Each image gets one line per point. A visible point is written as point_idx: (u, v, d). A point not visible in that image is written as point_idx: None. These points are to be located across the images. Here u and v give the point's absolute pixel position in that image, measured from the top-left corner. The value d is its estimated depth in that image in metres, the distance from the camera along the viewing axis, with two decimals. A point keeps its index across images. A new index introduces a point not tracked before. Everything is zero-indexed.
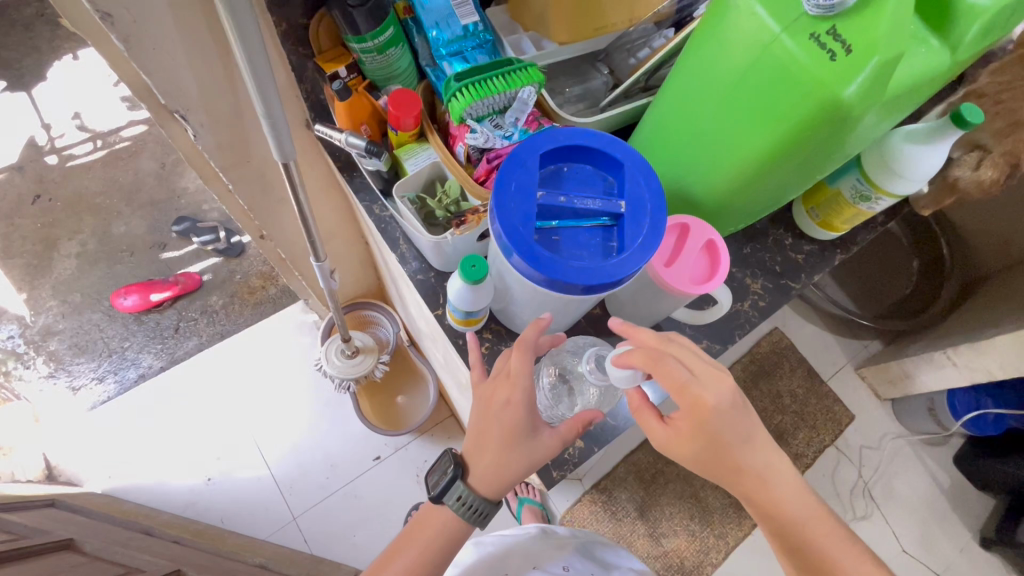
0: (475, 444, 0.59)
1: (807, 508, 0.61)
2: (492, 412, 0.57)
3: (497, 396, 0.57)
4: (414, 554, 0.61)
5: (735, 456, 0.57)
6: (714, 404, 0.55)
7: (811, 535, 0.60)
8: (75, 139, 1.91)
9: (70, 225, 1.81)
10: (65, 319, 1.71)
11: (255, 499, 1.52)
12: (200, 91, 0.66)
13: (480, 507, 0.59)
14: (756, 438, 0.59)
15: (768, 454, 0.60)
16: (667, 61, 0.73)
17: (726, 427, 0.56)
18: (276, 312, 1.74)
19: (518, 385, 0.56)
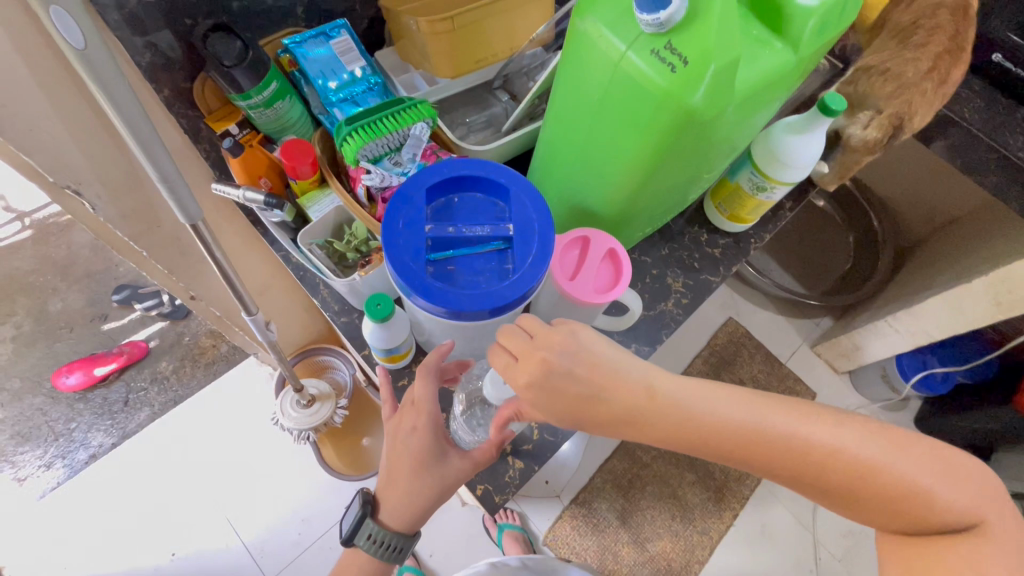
0: (389, 478, 0.62)
1: (723, 407, 0.50)
2: (401, 441, 0.60)
3: (404, 424, 0.61)
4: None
5: (600, 408, 0.51)
6: (531, 379, 0.52)
7: (750, 438, 0.49)
8: (2, 220, 1.85)
9: (3, 309, 1.74)
10: (5, 407, 1.63)
11: (225, 568, 1.46)
12: (91, 164, 0.66)
13: (392, 545, 0.62)
14: (614, 376, 0.52)
15: (643, 387, 0.51)
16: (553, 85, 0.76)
17: (565, 382, 0.51)
18: (230, 369, 1.70)
19: (421, 411, 0.59)
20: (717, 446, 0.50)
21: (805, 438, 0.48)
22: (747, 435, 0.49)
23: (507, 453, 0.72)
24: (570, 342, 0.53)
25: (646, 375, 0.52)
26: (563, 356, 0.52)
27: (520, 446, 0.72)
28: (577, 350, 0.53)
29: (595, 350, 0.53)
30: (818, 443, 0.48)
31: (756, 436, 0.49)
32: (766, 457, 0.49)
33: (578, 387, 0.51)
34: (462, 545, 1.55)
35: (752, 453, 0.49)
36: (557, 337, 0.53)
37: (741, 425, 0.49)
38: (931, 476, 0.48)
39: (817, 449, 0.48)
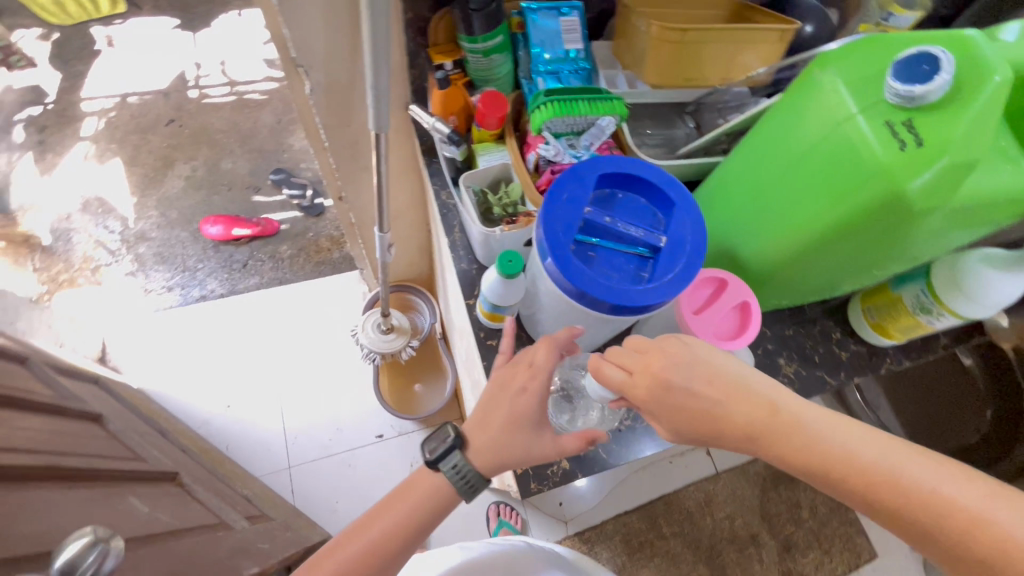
0: (476, 423, 0.64)
1: (845, 440, 0.48)
2: (504, 395, 0.63)
3: (516, 381, 0.63)
4: (405, 516, 0.63)
5: (718, 421, 0.51)
6: (647, 388, 0.54)
7: (865, 473, 0.47)
8: (217, 81, 2.16)
9: (189, 151, 2.02)
10: (159, 230, 1.89)
11: (261, 438, 1.61)
12: (326, 56, 0.75)
13: (471, 478, 0.62)
14: (737, 389, 0.51)
15: (765, 404, 0.51)
16: (746, 130, 0.75)
17: (683, 395, 0.52)
18: (334, 274, 1.86)
19: (536, 375, 0.62)
20: (828, 475, 0.48)
21: (921, 480, 0.46)
22: (861, 472, 0.47)
23: None
24: (682, 354, 0.54)
25: (768, 393, 0.51)
26: (682, 360, 0.53)
27: None
28: (692, 357, 0.53)
29: (711, 360, 0.54)
30: (954, 500, 0.44)
31: (872, 474, 0.47)
32: (882, 500, 0.46)
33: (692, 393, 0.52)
34: (459, 521, 1.57)
35: (867, 490, 0.46)
36: (670, 346, 0.54)
37: (859, 458, 0.47)
38: None
39: (945, 503, 0.44)
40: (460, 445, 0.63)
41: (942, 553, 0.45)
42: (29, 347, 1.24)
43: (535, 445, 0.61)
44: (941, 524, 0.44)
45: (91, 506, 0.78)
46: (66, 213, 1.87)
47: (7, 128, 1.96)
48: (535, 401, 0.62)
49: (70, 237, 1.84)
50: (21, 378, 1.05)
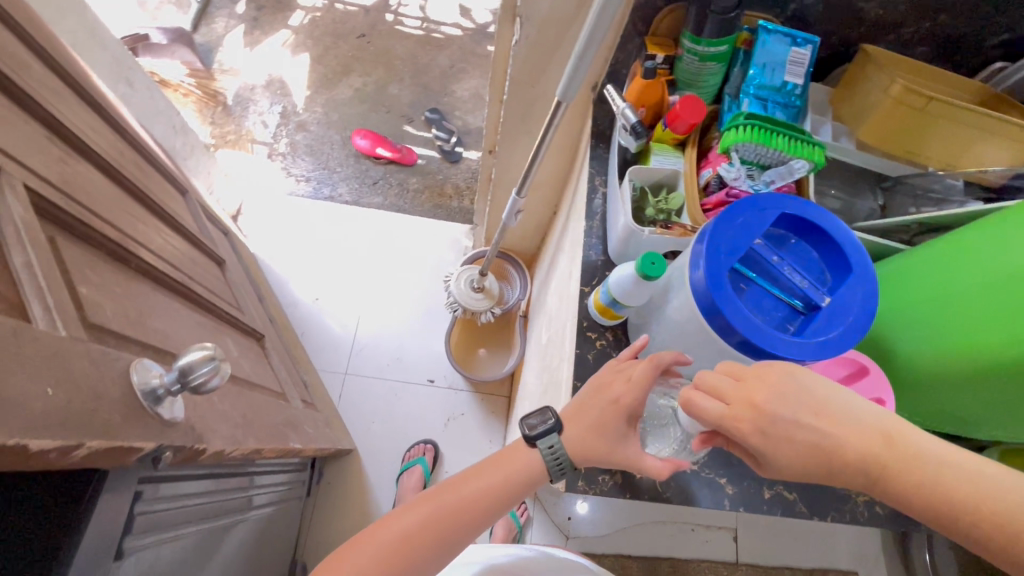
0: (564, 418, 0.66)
1: (967, 479, 0.46)
2: (599, 396, 0.64)
3: (610, 387, 0.64)
4: (492, 481, 0.66)
5: (833, 452, 0.49)
6: (748, 420, 0.50)
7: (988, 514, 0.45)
8: (413, 13, 2.30)
9: (367, 66, 2.17)
10: (317, 125, 2.05)
11: (331, 338, 1.72)
12: (547, 13, 0.77)
13: (562, 461, 0.65)
14: (846, 419, 0.49)
15: (878, 435, 0.49)
16: (940, 229, 0.69)
17: (792, 427, 0.49)
18: (447, 221, 1.94)
19: (632, 387, 0.63)
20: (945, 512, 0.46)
21: None
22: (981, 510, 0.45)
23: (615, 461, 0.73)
24: (789, 384, 0.50)
25: (880, 421, 0.49)
26: (792, 381, 0.50)
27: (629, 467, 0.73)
28: (799, 386, 0.50)
29: (819, 387, 0.51)
30: None
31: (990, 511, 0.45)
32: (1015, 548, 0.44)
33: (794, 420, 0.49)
34: None
35: (1001, 539, 0.45)
36: (778, 371, 0.51)
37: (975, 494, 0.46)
38: None
39: None
40: (555, 428, 0.65)
41: None
42: (191, 184, 1.40)
43: (614, 449, 0.63)
44: None
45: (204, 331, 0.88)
46: (252, 85, 2.08)
47: None
48: (621, 414, 0.63)
49: (248, 107, 2.05)
50: (180, 206, 1.19)
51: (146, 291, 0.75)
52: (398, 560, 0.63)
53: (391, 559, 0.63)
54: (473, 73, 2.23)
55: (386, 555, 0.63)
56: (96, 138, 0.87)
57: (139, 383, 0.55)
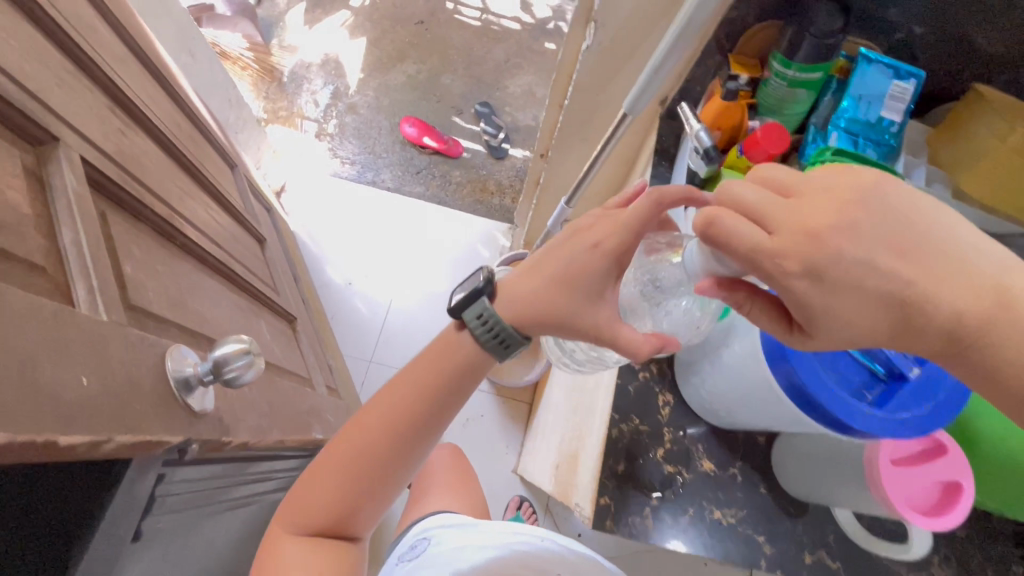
0: (518, 275, 0.67)
1: None
2: (568, 250, 0.62)
3: (581, 241, 0.62)
4: (417, 386, 0.68)
5: (910, 298, 0.41)
6: (798, 252, 0.42)
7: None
8: (473, 4, 2.27)
9: (422, 54, 2.15)
10: (367, 109, 2.05)
11: (360, 324, 1.72)
12: (626, 20, 0.73)
13: (503, 331, 0.65)
14: (954, 261, 0.41)
15: (988, 289, 0.40)
16: None
17: (862, 267, 0.41)
18: (486, 219, 1.91)
19: (604, 252, 0.60)
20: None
21: None
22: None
23: (648, 506, 0.71)
24: (869, 205, 0.41)
25: (995, 267, 0.41)
26: (875, 201, 0.41)
27: (662, 512, 0.71)
28: (884, 204, 0.41)
29: (903, 201, 0.42)
30: None
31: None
32: None
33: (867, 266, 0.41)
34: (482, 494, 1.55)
35: None
36: (862, 189, 0.42)
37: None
38: None
39: None
40: (487, 295, 0.66)
41: None
42: (239, 156, 1.40)
43: None
44: None
45: (240, 312, 0.87)
46: (308, 64, 2.09)
47: None
48: None
49: (301, 85, 2.06)
50: (226, 179, 1.19)
51: (185, 267, 0.73)
52: (357, 468, 0.68)
53: (352, 468, 0.68)
54: (527, 69, 2.18)
55: (345, 483, 0.68)
56: (153, 108, 0.87)
57: (174, 370, 0.54)
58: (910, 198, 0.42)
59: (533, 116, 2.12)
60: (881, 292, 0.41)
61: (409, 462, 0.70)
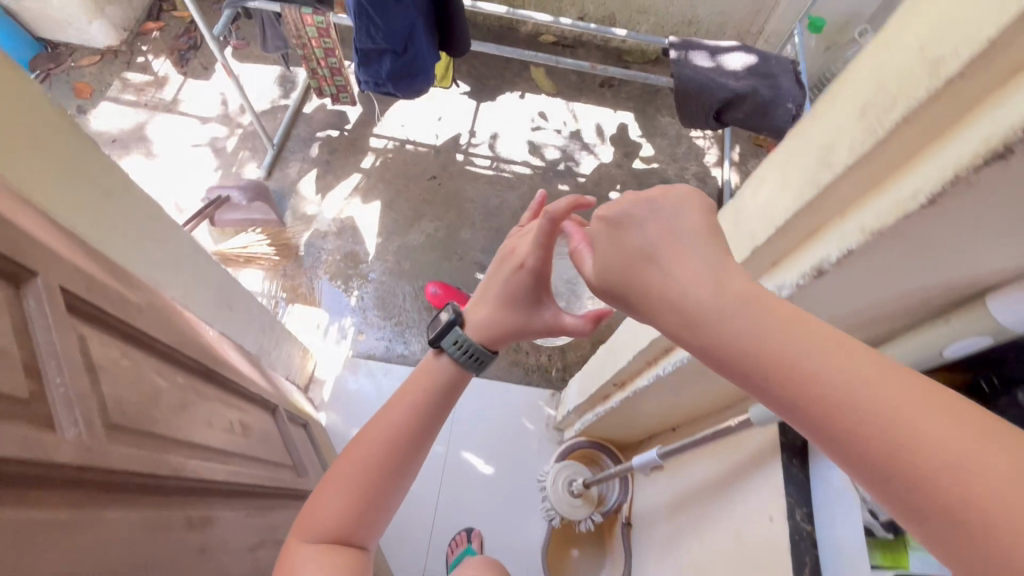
0: (478, 305, 0.80)
1: (846, 353, 0.36)
2: (502, 269, 0.78)
3: (511, 256, 0.78)
4: (410, 405, 0.73)
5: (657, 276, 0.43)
6: (603, 231, 0.47)
7: (912, 426, 0.32)
8: (482, 153, 2.30)
9: (438, 210, 2.14)
10: (388, 275, 2.00)
11: (408, 528, 1.60)
12: None
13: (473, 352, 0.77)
14: (686, 244, 0.43)
15: (738, 287, 0.41)
16: None
17: (634, 234, 0.45)
18: (525, 385, 1.83)
19: (525, 261, 0.74)
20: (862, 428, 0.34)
21: (898, 409, 0.32)
22: (899, 429, 0.32)
23: None
24: (659, 200, 0.45)
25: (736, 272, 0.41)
26: (663, 201, 0.45)
27: None
28: (653, 200, 0.45)
29: (678, 206, 0.45)
30: (929, 450, 0.31)
31: (910, 422, 0.32)
32: (838, 414, 0.34)
33: (666, 277, 0.42)
34: None
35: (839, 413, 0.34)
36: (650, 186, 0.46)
37: (863, 388, 0.34)
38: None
39: (912, 441, 0.31)
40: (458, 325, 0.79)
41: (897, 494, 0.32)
42: (278, 389, 1.32)
43: None
44: (894, 459, 0.32)
45: None
46: (323, 232, 2.06)
47: (307, 141, 2.22)
48: None
49: (319, 256, 2.02)
50: (275, 444, 1.10)
51: None
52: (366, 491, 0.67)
53: (355, 494, 0.66)
54: None
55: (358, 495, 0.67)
56: (220, 453, 0.80)
57: None
58: (684, 204, 0.45)
59: None
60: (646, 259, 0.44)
61: (404, 480, 0.71)
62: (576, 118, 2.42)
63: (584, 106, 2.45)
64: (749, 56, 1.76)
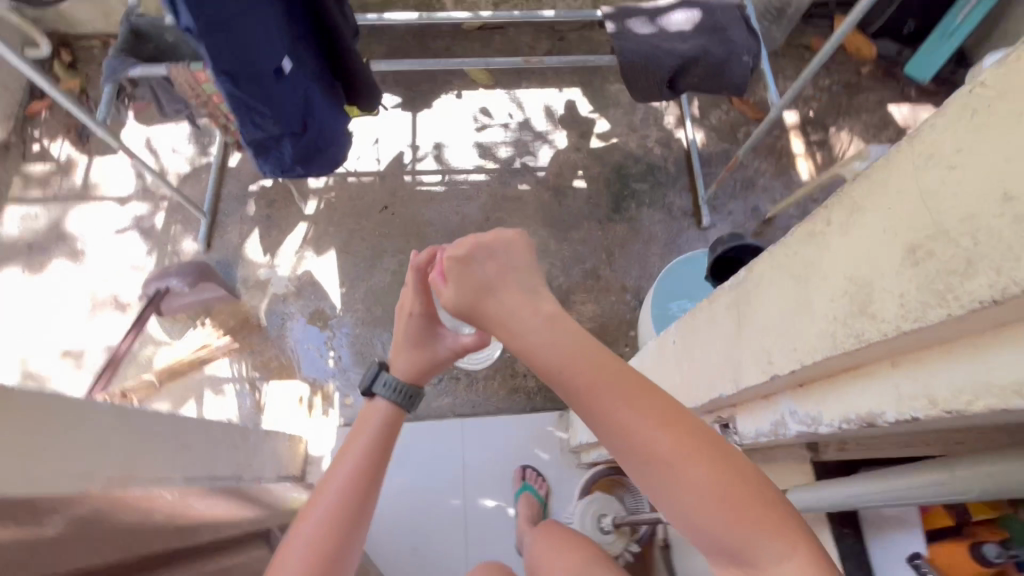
0: (399, 353, 1.03)
1: (609, 360, 0.59)
2: (401, 319, 1.01)
3: (405, 309, 1.00)
4: (374, 439, 0.95)
5: (488, 300, 0.68)
6: (455, 276, 0.72)
7: (670, 454, 0.53)
8: (430, 167, 2.13)
9: (399, 243, 2.00)
10: (362, 326, 1.87)
11: None
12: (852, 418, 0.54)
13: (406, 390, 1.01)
14: (517, 283, 0.69)
15: (545, 307, 0.65)
16: None
17: (477, 274, 0.70)
18: (530, 410, 1.75)
19: (411, 305, 0.98)
20: (626, 424, 0.54)
21: (632, 400, 0.56)
22: (632, 437, 0.54)
23: None
24: (504, 249, 0.72)
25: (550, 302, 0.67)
26: (502, 249, 0.72)
27: None
28: (501, 251, 0.72)
29: (516, 257, 0.72)
30: (651, 443, 0.53)
31: (635, 432, 0.54)
32: (592, 400, 0.56)
33: (501, 305, 0.67)
34: None
35: (583, 392, 0.57)
36: (497, 240, 0.72)
37: (602, 389, 0.57)
38: (700, 475, 0.52)
39: (632, 428, 0.54)
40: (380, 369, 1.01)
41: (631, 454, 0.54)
42: (268, 508, 1.21)
43: None
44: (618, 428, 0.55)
45: None
46: (282, 294, 1.91)
47: (241, 198, 2.04)
48: None
49: (285, 322, 1.88)
50: None
51: None
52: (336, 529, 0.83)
53: (330, 529, 0.82)
54: (511, 222, 2.05)
55: (333, 511, 0.84)
56: None
57: None
58: (512, 253, 0.72)
59: None
60: (485, 294, 0.69)
61: (370, 514, 0.89)
62: (521, 106, 2.24)
63: (527, 90, 2.27)
64: (692, 12, 1.60)
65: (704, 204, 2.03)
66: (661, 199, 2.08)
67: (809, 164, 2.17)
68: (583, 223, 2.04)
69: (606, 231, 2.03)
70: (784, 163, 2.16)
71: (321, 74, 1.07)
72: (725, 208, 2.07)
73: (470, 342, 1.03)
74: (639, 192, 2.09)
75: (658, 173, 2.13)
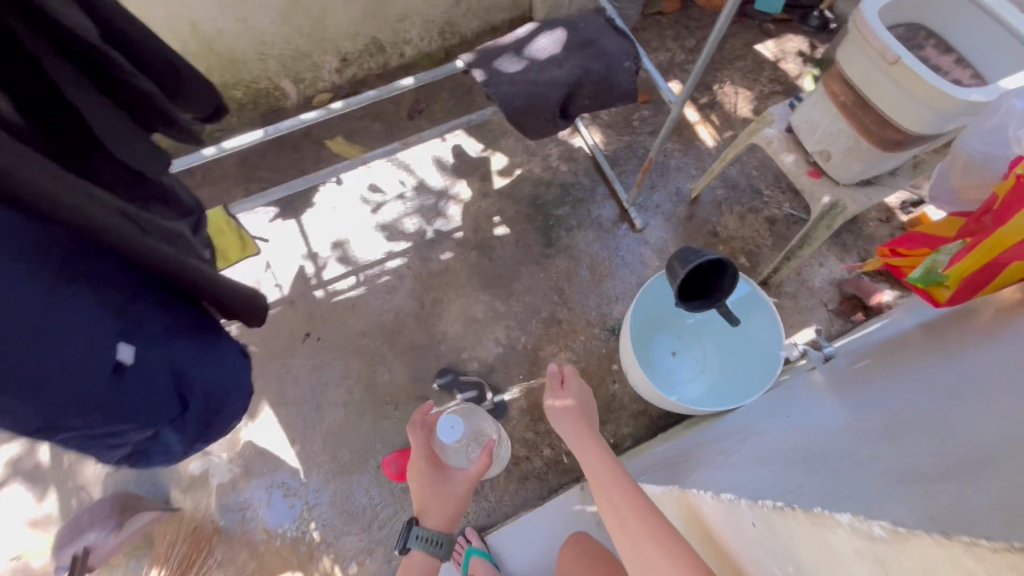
0: (428, 504, 1.32)
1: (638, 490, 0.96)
2: (417, 478, 1.33)
3: (415, 470, 1.33)
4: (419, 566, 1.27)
5: (586, 424, 1.20)
6: (567, 409, 1.25)
7: (646, 531, 0.84)
8: (339, 271, 1.90)
9: (338, 368, 1.76)
10: (335, 479, 1.63)
11: None
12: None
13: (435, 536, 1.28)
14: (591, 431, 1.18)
15: (613, 463, 1.05)
16: None
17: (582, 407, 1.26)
18: (549, 495, 1.60)
19: (416, 468, 1.33)
20: (630, 517, 0.88)
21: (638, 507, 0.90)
22: (632, 520, 0.88)
23: None
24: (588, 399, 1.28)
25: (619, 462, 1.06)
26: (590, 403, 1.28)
27: None
28: (588, 400, 1.28)
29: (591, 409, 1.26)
30: (642, 522, 0.86)
31: (631, 520, 0.88)
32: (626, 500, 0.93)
33: (582, 433, 1.18)
34: None
35: (625, 501, 0.93)
36: (585, 396, 1.29)
37: (635, 501, 0.92)
38: (660, 549, 0.79)
39: (631, 519, 0.88)
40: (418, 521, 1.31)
41: (630, 527, 0.87)
42: None
43: None
44: (626, 518, 0.89)
45: None
46: (229, 481, 1.63)
47: None
48: None
49: (246, 512, 1.60)
50: None
51: None
52: None
53: None
54: (448, 298, 1.86)
55: None
56: None
57: None
58: (590, 401, 1.28)
59: (495, 341, 1.80)
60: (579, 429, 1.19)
61: None
62: (409, 170, 2.05)
63: (409, 151, 2.08)
64: (555, 32, 1.49)
65: (630, 206, 1.94)
66: (588, 216, 1.97)
67: (709, 128, 2.13)
68: (522, 270, 1.89)
69: (547, 269, 1.90)
70: (686, 136, 2.12)
71: (181, 324, 0.82)
72: (651, 202, 2.00)
73: (470, 476, 1.32)
74: (564, 217, 1.97)
75: (574, 190, 2.02)
